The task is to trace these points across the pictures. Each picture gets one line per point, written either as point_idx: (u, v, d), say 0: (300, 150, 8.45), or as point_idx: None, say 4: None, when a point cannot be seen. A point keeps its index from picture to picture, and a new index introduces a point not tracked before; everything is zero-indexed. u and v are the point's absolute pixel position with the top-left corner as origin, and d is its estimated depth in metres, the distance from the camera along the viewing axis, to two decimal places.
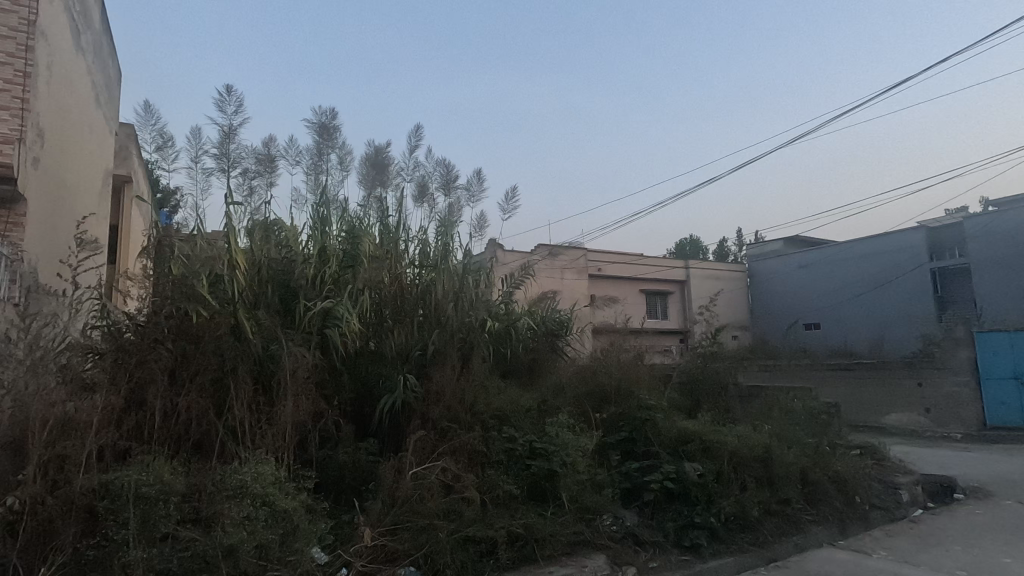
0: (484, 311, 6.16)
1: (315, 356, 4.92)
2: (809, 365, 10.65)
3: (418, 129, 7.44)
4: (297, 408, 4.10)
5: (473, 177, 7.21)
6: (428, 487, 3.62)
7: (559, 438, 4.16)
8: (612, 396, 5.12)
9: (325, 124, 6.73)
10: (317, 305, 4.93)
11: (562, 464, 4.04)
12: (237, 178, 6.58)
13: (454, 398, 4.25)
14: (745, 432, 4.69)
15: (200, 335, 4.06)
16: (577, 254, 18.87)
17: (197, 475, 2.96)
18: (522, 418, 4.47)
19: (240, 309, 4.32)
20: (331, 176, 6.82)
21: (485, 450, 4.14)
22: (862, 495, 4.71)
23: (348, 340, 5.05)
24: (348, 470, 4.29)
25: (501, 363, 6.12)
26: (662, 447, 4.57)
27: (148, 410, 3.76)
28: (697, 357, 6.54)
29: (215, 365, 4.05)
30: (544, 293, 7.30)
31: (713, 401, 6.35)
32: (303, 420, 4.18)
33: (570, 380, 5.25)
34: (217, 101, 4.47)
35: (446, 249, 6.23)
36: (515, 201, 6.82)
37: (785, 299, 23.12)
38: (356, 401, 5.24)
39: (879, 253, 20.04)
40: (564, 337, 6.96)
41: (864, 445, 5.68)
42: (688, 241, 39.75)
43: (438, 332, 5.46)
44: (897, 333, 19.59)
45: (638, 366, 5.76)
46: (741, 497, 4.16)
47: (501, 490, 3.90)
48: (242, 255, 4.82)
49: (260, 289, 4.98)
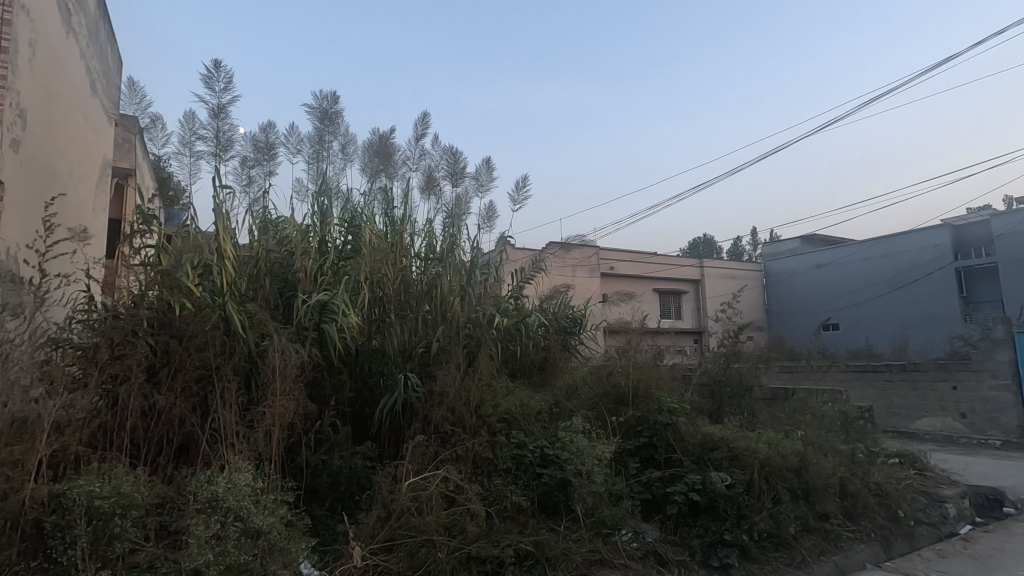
0: (492, 306, 5.79)
1: (310, 352, 4.58)
2: (834, 367, 10.18)
3: (424, 116, 7.11)
4: (288, 409, 3.78)
5: (482, 166, 6.86)
6: (429, 499, 3.27)
7: (573, 444, 3.80)
8: (630, 398, 4.76)
9: (327, 109, 6.41)
10: (310, 298, 4.58)
11: (577, 474, 3.68)
12: (236, 167, 6.30)
13: (458, 400, 3.91)
14: (777, 438, 4.30)
15: (184, 329, 3.75)
16: (589, 252, 18.51)
17: (166, 487, 2.63)
18: (533, 421, 4.12)
19: (229, 302, 4.02)
20: (332, 165, 6.51)
21: (491, 456, 3.80)
22: (907, 509, 4.28)
23: (346, 336, 4.71)
24: (343, 476, 3.98)
25: (512, 362, 5.75)
26: (685, 454, 4.20)
27: (124, 410, 3.45)
28: (720, 357, 6.14)
29: (199, 363, 3.73)
30: (556, 288, 6.93)
31: (737, 405, 5.95)
32: (293, 423, 3.86)
33: (585, 380, 4.87)
34: (203, 78, 4.16)
35: (453, 242, 5.90)
36: (525, 192, 6.46)
37: (803, 299, 22.54)
38: (356, 402, 4.90)
39: (902, 252, 19.43)
40: (578, 335, 6.59)
41: (904, 454, 5.24)
42: (702, 240, 39.15)
43: (443, 328, 5.11)
44: (921, 334, 18.94)
45: (656, 366, 5.39)
46: (775, 511, 3.77)
47: (509, 503, 3.55)
48: (232, 244, 4.48)
49: (254, 282, 4.66)
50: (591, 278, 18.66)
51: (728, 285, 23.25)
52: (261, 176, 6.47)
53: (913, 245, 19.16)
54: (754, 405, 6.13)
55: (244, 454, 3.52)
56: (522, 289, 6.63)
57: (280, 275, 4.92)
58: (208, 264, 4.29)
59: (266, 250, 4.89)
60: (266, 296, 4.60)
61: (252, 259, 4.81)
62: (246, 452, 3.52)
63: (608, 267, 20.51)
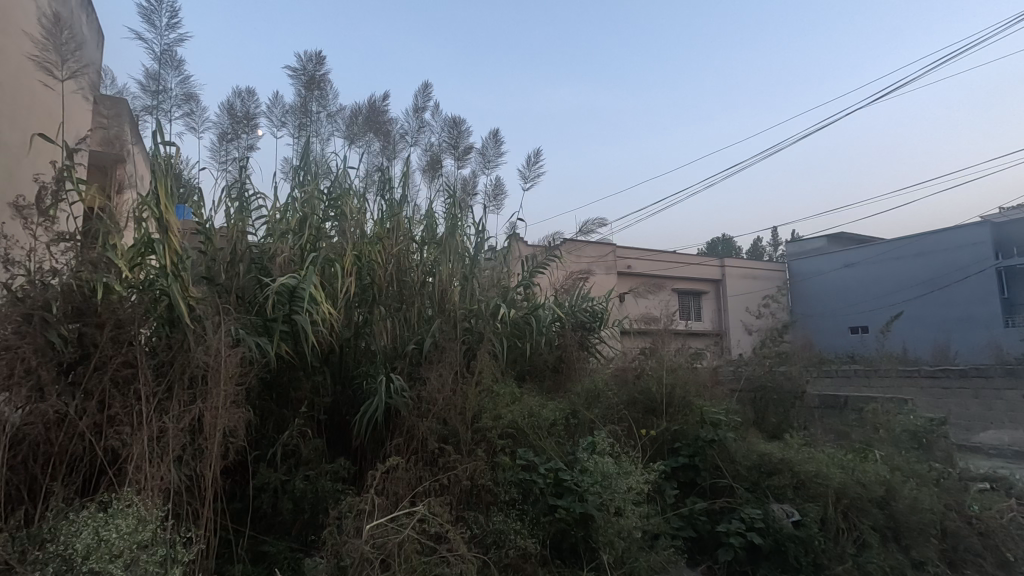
0: (497, 297, 4.98)
1: (280, 350, 3.83)
2: (882, 372, 9.17)
3: (425, 86, 6.35)
4: (234, 419, 3.06)
5: (488, 139, 6.06)
6: (400, 547, 2.49)
7: (597, 469, 3.00)
8: (663, 408, 4.05)
9: (312, 73, 5.62)
10: (275, 284, 3.75)
11: (600, 506, 2.92)
12: (211, 141, 5.57)
13: (451, 409, 3.19)
14: (852, 461, 3.48)
15: (106, 318, 3.02)
16: (605, 249, 17.55)
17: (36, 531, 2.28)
18: (545, 435, 3.36)
19: (172, 285, 3.31)
20: (319, 137, 5.73)
21: (492, 483, 3.01)
22: (1019, 552, 3.37)
23: (322, 329, 3.90)
24: (308, 501, 3.26)
25: (520, 363, 4.90)
26: (737, 479, 3.40)
27: (19, 416, 2.72)
28: (765, 358, 5.24)
29: (122, 359, 2.98)
30: (573, 278, 6.08)
31: (783, 414, 5.12)
32: (239, 436, 3.13)
33: (609, 386, 4.07)
34: (142, 12, 3.49)
35: (454, 223, 5.08)
36: (538, 168, 5.67)
37: (830, 300, 21.38)
38: (335, 409, 4.12)
39: (937, 251, 18.35)
40: (598, 332, 5.73)
41: (997, 477, 4.31)
42: (723, 240, 37.75)
43: (439, 321, 4.30)
44: (961, 339, 17.71)
45: (692, 369, 4.55)
46: (861, 561, 3.02)
47: (511, 548, 2.79)
48: (175, 215, 3.58)
49: (224, 267, 3.98)
50: (608, 277, 17.70)
51: (750, 285, 22.26)
52: (240, 152, 5.73)
53: (949, 243, 18.07)
54: (804, 416, 5.23)
55: (169, 477, 2.81)
56: (534, 278, 5.78)
57: (249, 258, 4.17)
58: (151, 238, 3.47)
59: (239, 236, 4.20)
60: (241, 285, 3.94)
61: (224, 247, 4.16)
62: (170, 474, 2.82)
63: (625, 266, 19.55)
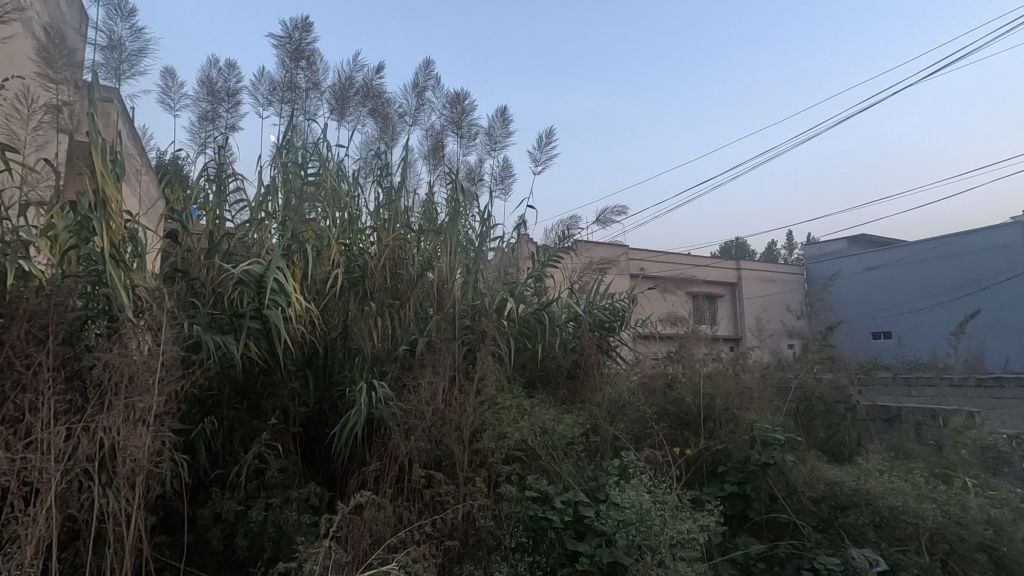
0: (505, 291, 4.39)
1: (247, 351, 3.23)
2: (921, 377, 8.43)
3: (426, 63, 5.75)
4: (155, 434, 2.52)
5: (493, 116, 5.45)
6: None
7: (630, 506, 2.40)
8: (701, 422, 3.54)
9: (298, 40, 5.01)
10: (236, 270, 3.14)
11: (630, 550, 2.36)
12: (187, 119, 4.99)
13: (445, 426, 2.68)
14: (930, 483, 3.17)
15: (15, 308, 2.40)
16: (618, 250, 16.81)
17: None
18: (562, 457, 2.84)
19: (111, 271, 2.70)
20: (306, 113, 5.11)
21: (495, 525, 2.50)
22: None
23: (298, 327, 3.29)
24: (269, 538, 2.66)
25: (530, 369, 4.27)
26: (802, 516, 3.08)
27: None
28: (811, 363, 4.56)
29: (30, 360, 2.33)
30: (590, 273, 5.45)
31: (832, 429, 4.47)
32: (164, 458, 2.58)
33: (637, 397, 3.54)
34: None
35: (456, 208, 4.47)
36: (552, 148, 5.09)
37: (852, 305, 20.54)
38: (313, 421, 3.49)
39: (966, 253, 17.56)
40: (618, 333, 5.07)
41: None
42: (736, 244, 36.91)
43: (435, 318, 3.68)
44: (995, 347, 16.52)
45: (734, 375, 3.91)
46: None
47: None
48: (117, 187, 2.95)
49: (198, 259, 3.47)
50: (621, 279, 16.95)
51: (767, 289, 21.48)
52: (220, 131, 5.14)
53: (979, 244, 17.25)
54: (858, 431, 4.58)
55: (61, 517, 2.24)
56: (546, 273, 5.15)
57: (222, 246, 3.59)
58: (89, 213, 2.85)
59: (212, 222, 3.63)
60: (212, 277, 3.37)
61: (200, 236, 3.64)
62: (71, 511, 2.28)
63: (640, 268, 18.82)
